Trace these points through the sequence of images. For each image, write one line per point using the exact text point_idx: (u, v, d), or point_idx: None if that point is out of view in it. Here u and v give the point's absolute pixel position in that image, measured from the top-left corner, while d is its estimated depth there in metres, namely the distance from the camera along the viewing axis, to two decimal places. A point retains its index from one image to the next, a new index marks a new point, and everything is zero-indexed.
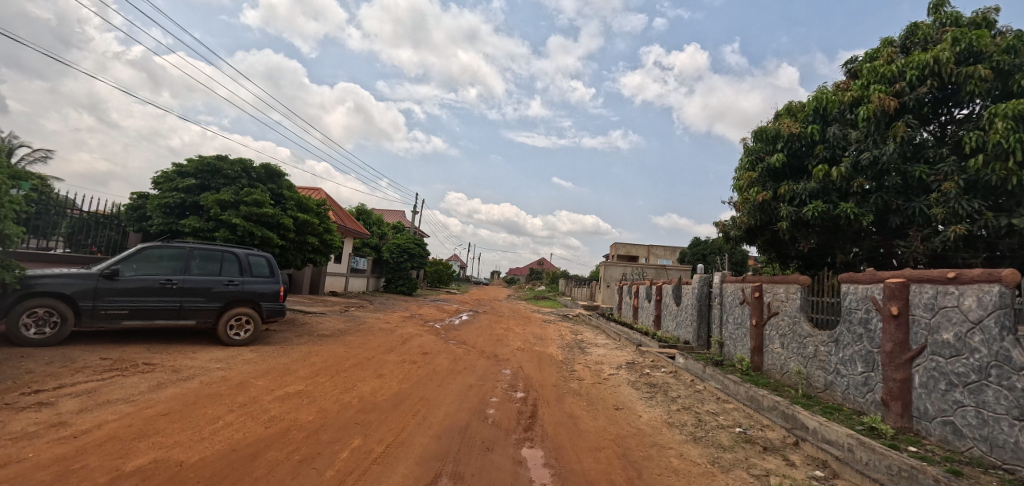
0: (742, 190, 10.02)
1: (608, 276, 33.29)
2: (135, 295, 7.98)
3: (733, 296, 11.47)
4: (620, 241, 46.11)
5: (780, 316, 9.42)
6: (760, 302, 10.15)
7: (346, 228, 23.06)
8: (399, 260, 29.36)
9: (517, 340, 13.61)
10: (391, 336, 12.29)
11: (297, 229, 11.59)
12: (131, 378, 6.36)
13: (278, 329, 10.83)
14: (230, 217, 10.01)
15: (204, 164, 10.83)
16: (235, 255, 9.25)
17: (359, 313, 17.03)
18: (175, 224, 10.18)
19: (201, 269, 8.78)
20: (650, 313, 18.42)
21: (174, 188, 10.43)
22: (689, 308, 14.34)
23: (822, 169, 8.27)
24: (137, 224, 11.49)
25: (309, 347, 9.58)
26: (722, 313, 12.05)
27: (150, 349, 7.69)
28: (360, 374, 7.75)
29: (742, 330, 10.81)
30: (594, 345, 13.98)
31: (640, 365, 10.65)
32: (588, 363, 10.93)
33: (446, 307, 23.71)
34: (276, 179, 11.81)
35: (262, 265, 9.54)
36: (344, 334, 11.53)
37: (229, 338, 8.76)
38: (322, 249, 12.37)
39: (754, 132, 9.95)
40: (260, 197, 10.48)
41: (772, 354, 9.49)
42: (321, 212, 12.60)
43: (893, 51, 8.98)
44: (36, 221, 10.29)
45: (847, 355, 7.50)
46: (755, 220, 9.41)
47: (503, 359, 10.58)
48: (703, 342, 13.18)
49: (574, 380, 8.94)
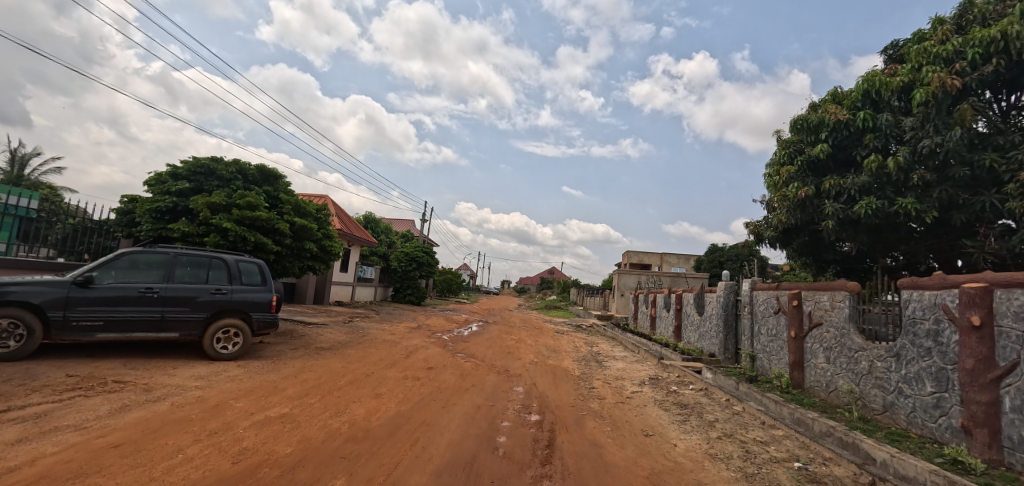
0: (779, 187, 9.18)
1: (622, 285, 32.18)
2: (111, 305, 7.28)
3: (765, 305, 10.49)
4: (633, 250, 45.03)
5: (824, 328, 8.46)
6: (799, 312, 9.17)
7: (352, 236, 22.40)
8: (407, 269, 28.62)
9: (529, 353, 12.71)
10: (394, 348, 11.46)
11: (295, 234, 10.89)
12: (93, 400, 5.60)
13: (273, 341, 10.07)
14: (221, 221, 9.33)
15: (197, 165, 10.19)
16: (225, 261, 8.52)
17: (363, 323, 16.28)
18: (165, 229, 9.50)
19: (187, 276, 8.07)
20: (670, 324, 17.38)
21: (163, 191, 9.77)
22: (713, 318, 13.35)
23: (875, 160, 7.44)
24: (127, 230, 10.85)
25: (303, 361, 8.79)
26: (753, 324, 11.07)
27: (125, 365, 6.97)
28: (355, 393, 6.93)
29: (778, 343, 9.83)
30: (612, 358, 13.02)
31: (666, 381, 9.69)
32: (608, 378, 10.00)
33: (454, 317, 22.86)
34: (273, 181, 11.15)
35: (254, 272, 8.80)
36: (344, 347, 10.73)
37: (215, 352, 8.02)
38: (321, 257, 11.62)
39: (792, 123, 9.15)
40: (254, 200, 9.81)
41: (815, 370, 8.53)
42: (321, 217, 11.90)
43: (948, 29, 8.07)
44: (37, 227, 9.96)
45: (912, 372, 6.54)
46: (797, 218, 8.58)
47: (515, 375, 9.69)
48: (731, 354, 12.17)
49: (594, 398, 8.03)
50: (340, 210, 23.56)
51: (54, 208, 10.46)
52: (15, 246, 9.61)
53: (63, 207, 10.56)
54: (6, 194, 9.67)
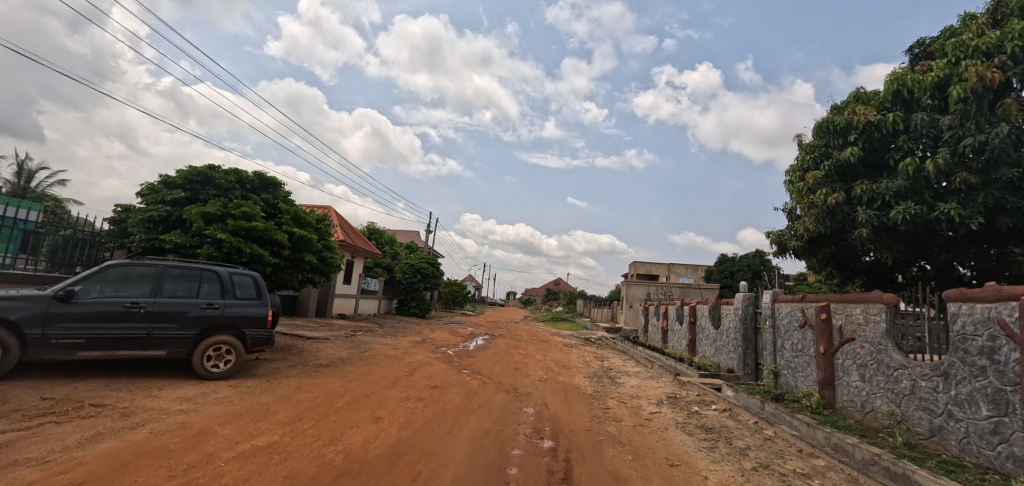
0: (804, 193, 8.64)
1: (631, 296, 31.53)
2: (95, 322, 6.84)
3: (789, 318, 9.90)
4: (641, 260, 44.37)
5: (857, 343, 7.86)
6: (829, 326, 8.59)
7: (356, 247, 21.99)
8: (412, 281, 28.14)
9: (538, 369, 12.11)
10: (397, 365, 10.92)
11: (293, 246, 10.42)
12: (64, 428, 5.10)
13: (269, 358, 9.57)
14: (215, 231, 8.89)
15: (193, 174, 9.79)
16: (217, 274, 8.06)
17: (365, 337, 15.75)
18: (157, 241, 9.08)
19: (176, 291, 7.62)
20: (683, 337, 16.74)
21: (157, 200, 9.37)
22: (730, 331, 12.74)
23: (912, 162, 6.92)
24: (121, 241, 10.45)
25: (300, 380, 8.28)
26: (775, 338, 10.47)
27: (106, 386, 6.50)
28: (352, 417, 6.39)
29: (804, 359, 9.22)
30: (624, 374, 12.40)
31: (685, 401, 9.07)
32: (623, 397, 9.41)
33: (460, 330, 22.30)
34: (272, 191, 10.74)
35: (248, 286, 8.34)
36: (343, 364, 10.22)
37: (206, 371, 7.52)
38: (321, 269, 11.11)
39: (815, 126, 8.64)
40: (251, 210, 9.37)
41: (849, 389, 7.93)
42: (321, 227, 11.46)
43: (984, 22, 7.57)
44: (37, 240, 9.72)
45: (963, 394, 5.93)
46: (826, 227, 8.04)
47: (525, 394, 9.11)
48: (751, 370, 11.55)
49: (610, 420, 7.44)
50: (343, 220, 23.18)
51: (59, 221, 10.26)
52: (17, 259, 9.40)
53: (68, 221, 10.36)
54: (11, 206, 9.46)
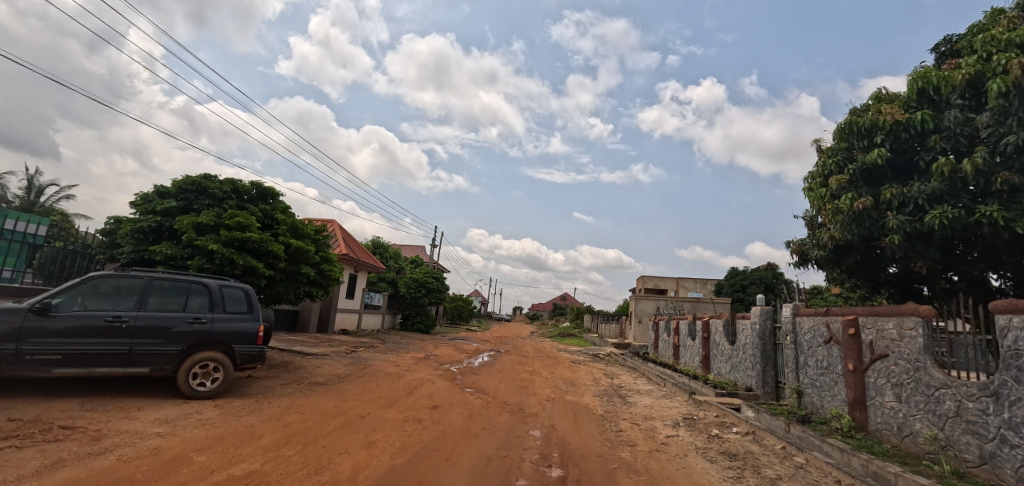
0: (827, 199, 8.13)
1: (640, 310, 30.83)
2: (73, 337, 6.43)
3: (812, 334, 9.33)
4: (649, 274, 43.67)
5: (891, 360, 7.28)
6: (857, 342, 8.01)
7: (359, 261, 21.63)
8: (416, 295, 27.68)
9: (545, 387, 11.53)
10: (397, 383, 10.41)
11: (290, 258, 10.00)
12: (23, 454, 4.64)
13: (262, 376, 9.12)
14: (206, 242, 8.51)
15: (187, 183, 9.45)
16: (207, 286, 7.66)
17: (367, 353, 15.26)
18: (147, 252, 8.72)
19: (162, 304, 7.22)
20: (696, 353, 16.08)
21: (148, 210, 9.03)
22: (747, 347, 12.13)
23: (947, 163, 6.44)
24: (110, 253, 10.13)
25: (291, 400, 7.80)
26: (797, 355, 9.88)
27: (82, 406, 6.06)
28: (343, 441, 5.88)
29: (831, 377, 8.62)
30: (636, 392, 11.80)
31: (704, 423, 8.46)
32: (636, 418, 8.83)
33: (465, 346, 21.74)
34: (270, 201, 10.40)
35: (239, 299, 7.92)
36: (341, 382, 9.72)
37: (191, 390, 7.07)
38: (319, 281, 10.65)
39: (835, 128, 8.15)
40: (245, 220, 8.99)
41: (884, 410, 7.33)
42: (320, 239, 11.05)
43: (1016, 15, 7.12)
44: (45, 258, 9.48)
45: (1019, 417, 5.32)
46: (853, 234, 7.50)
47: (531, 414, 8.53)
48: (771, 389, 10.93)
49: (624, 445, 6.86)
50: (347, 234, 22.89)
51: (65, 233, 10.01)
52: (23, 274, 9.19)
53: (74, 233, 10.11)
54: (16, 221, 9.17)
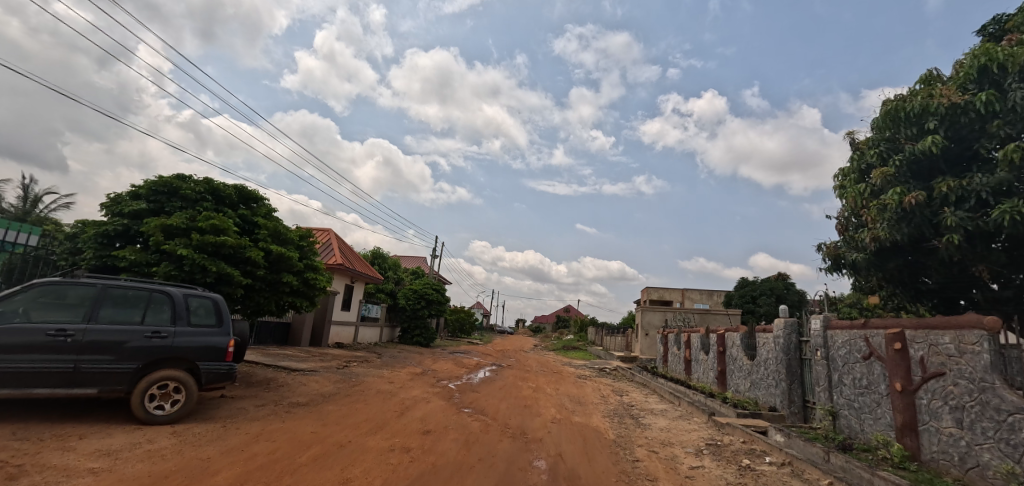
0: (867, 195, 7.88)
1: (647, 323, 29.75)
2: (7, 353, 5.56)
3: (848, 348, 8.41)
4: (655, 286, 42.62)
5: (948, 379, 6.34)
6: (904, 359, 7.08)
7: (355, 272, 20.79)
8: (416, 307, 26.77)
9: (550, 406, 10.60)
10: (388, 402, 9.51)
11: (270, 265, 9.18)
12: None
13: (237, 396, 8.24)
14: (175, 246, 7.68)
15: (159, 184, 8.65)
16: (170, 296, 6.81)
17: (360, 369, 14.35)
18: (111, 259, 7.90)
19: (118, 316, 6.37)
20: (711, 368, 15.08)
21: (115, 211, 8.21)
22: (769, 363, 11.19)
23: (1013, 151, 6.12)
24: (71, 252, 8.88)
25: (264, 424, 6.92)
26: (829, 372, 8.95)
27: (11, 435, 5.19)
28: (315, 479, 4.96)
29: (873, 398, 7.71)
30: (650, 412, 10.82)
31: (730, 450, 7.52)
32: (653, 443, 7.91)
33: (466, 360, 20.74)
34: (252, 205, 9.73)
35: (207, 310, 7.09)
36: (324, 402, 8.82)
37: (147, 415, 6.21)
38: (304, 292, 9.76)
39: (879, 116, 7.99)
40: (221, 223, 8.16)
41: (941, 437, 6.38)
42: (305, 245, 10.22)
43: None
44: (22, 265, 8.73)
45: None
46: (902, 235, 7.19)
47: (536, 440, 7.56)
48: (798, 409, 9.99)
49: (642, 479, 5.93)
50: (343, 244, 22.11)
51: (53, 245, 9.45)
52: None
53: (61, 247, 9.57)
54: (10, 230, 8.74)
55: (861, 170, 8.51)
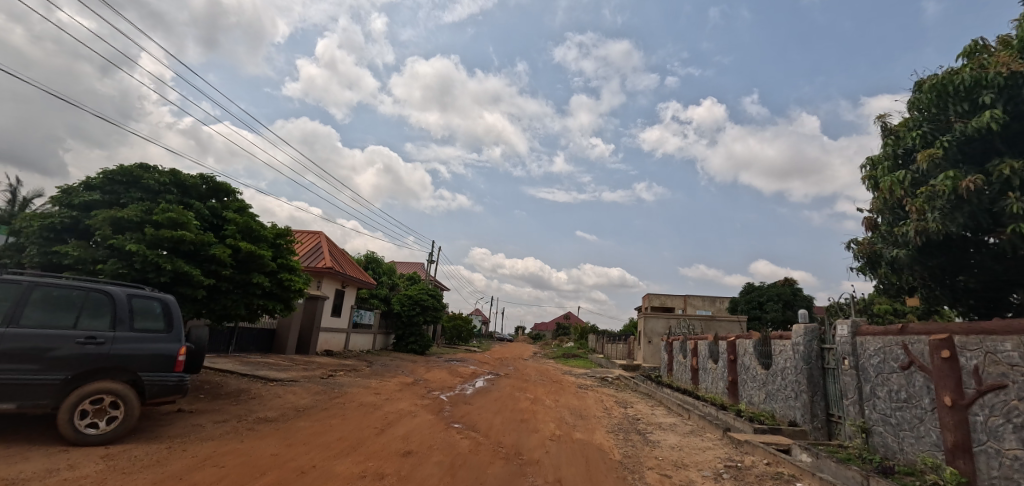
0: (909, 183, 7.44)
1: (649, 330, 28.85)
2: None
3: (883, 357, 7.53)
4: (656, 293, 41.77)
5: (1011, 393, 5.44)
6: (952, 369, 6.19)
7: (345, 276, 19.90)
8: (411, 313, 25.84)
9: (549, 421, 9.64)
10: (369, 417, 8.59)
11: (238, 265, 8.30)
12: None
13: (195, 411, 7.32)
14: (125, 241, 6.81)
15: (117, 172, 7.71)
16: (110, 296, 5.93)
17: (346, 378, 13.42)
18: (56, 256, 7.02)
19: (48, 319, 5.48)
20: (721, 378, 14.14)
21: (64, 203, 7.32)
22: (787, 373, 10.28)
23: None
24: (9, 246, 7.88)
25: (215, 444, 6.01)
26: (860, 383, 8.04)
27: None
28: None
29: (914, 413, 6.83)
30: (659, 428, 9.86)
31: (755, 475, 6.59)
32: (665, 465, 6.99)
33: (461, 369, 19.76)
34: (222, 199, 8.87)
35: (155, 313, 6.22)
36: (295, 416, 7.90)
37: (76, 434, 5.31)
38: (277, 294, 8.88)
39: (921, 94, 7.58)
40: (180, 216, 7.30)
41: (1003, 461, 5.46)
42: (280, 244, 9.34)
43: None
44: None
45: None
46: (956, 226, 6.60)
47: (532, 463, 6.60)
48: (822, 424, 9.08)
49: None
50: (333, 247, 21.28)
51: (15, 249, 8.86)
52: None
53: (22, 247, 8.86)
54: None
55: (896, 158, 8.11)
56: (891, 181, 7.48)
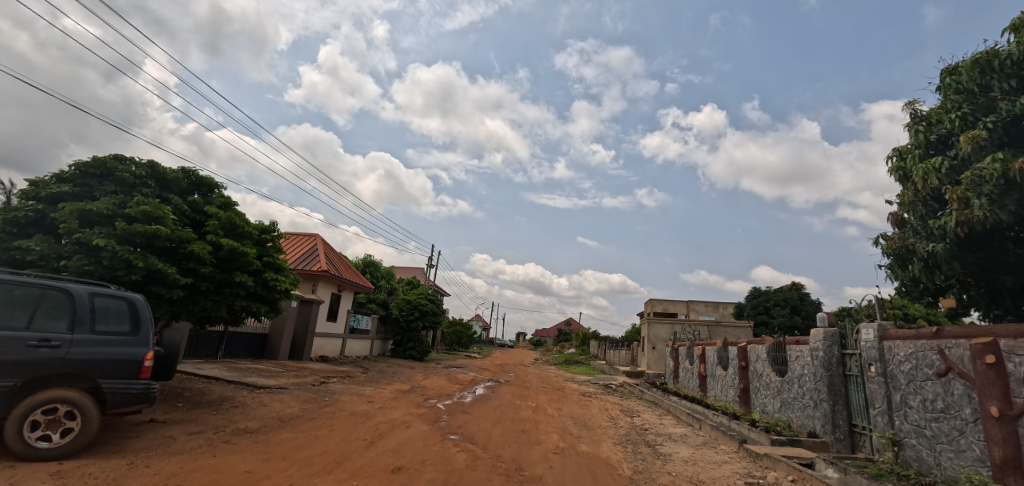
0: (945, 169, 7.17)
1: (654, 336, 28.18)
2: None
3: (916, 363, 6.94)
4: (658, 298, 41.15)
5: None
6: (999, 376, 5.60)
7: (342, 280, 19.34)
8: (409, 319, 25.25)
9: (552, 432, 9.03)
10: (360, 427, 8.01)
11: (219, 263, 7.77)
12: None
13: (168, 422, 6.73)
14: (91, 235, 6.26)
15: (89, 164, 7.14)
16: (69, 294, 5.37)
17: (339, 386, 12.83)
18: (18, 253, 6.46)
19: None
20: (731, 385, 13.51)
21: (29, 195, 6.78)
22: (805, 380, 9.67)
23: None
24: None
25: (183, 459, 5.43)
26: (889, 392, 7.45)
27: None
28: None
29: (952, 425, 6.24)
30: (670, 439, 9.23)
31: None
32: (682, 483, 6.36)
33: (460, 376, 19.12)
34: (204, 194, 8.35)
35: (120, 314, 5.66)
36: (278, 427, 7.31)
37: (25, 448, 4.72)
38: (262, 295, 8.33)
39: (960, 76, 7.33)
40: (155, 210, 6.73)
41: None
42: (265, 242, 8.81)
43: None
44: None
45: None
46: (1004, 215, 6.17)
47: (535, 480, 6.01)
48: (844, 435, 8.49)
49: None
50: (329, 250, 20.75)
51: None
52: None
53: None
54: None
55: (929, 146, 7.90)
56: (926, 168, 7.25)
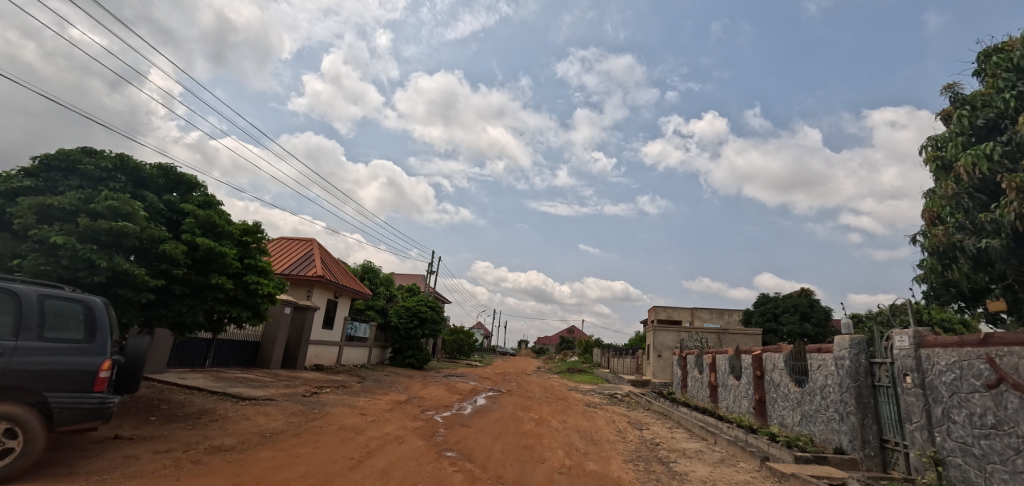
0: (993, 156, 6.81)
1: (659, 343, 27.39)
2: None
3: (960, 373, 6.27)
4: (663, 306, 40.37)
5: None
6: None
7: (338, 285, 18.75)
8: (409, 326, 24.60)
9: (558, 448, 8.34)
10: (349, 444, 7.35)
11: (195, 264, 7.19)
12: None
13: (133, 439, 6.09)
14: (50, 232, 5.68)
15: (54, 156, 6.57)
16: (16, 296, 4.77)
17: (331, 397, 12.17)
18: None
19: None
20: (745, 396, 12.81)
21: None
22: (828, 391, 8.99)
23: None
24: None
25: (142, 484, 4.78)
26: (928, 404, 6.78)
27: None
28: None
29: (1007, 442, 5.56)
30: (684, 456, 8.52)
31: None
32: None
33: (460, 386, 18.40)
34: (183, 191, 7.80)
35: (74, 318, 5.06)
36: (257, 444, 6.66)
37: None
38: (242, 299, 7.75)
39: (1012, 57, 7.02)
40: (124, 205, 6.15)
41: None
42: (247, 243, 8.25)
43: None
44: None
45: None
46: None
47: None
48: (875, 452, 7.80)
49: None
50: (326, 255, 20.20)
51: None
52: None
53: None
54: None
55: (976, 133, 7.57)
56: (975, 156, 6.91)
